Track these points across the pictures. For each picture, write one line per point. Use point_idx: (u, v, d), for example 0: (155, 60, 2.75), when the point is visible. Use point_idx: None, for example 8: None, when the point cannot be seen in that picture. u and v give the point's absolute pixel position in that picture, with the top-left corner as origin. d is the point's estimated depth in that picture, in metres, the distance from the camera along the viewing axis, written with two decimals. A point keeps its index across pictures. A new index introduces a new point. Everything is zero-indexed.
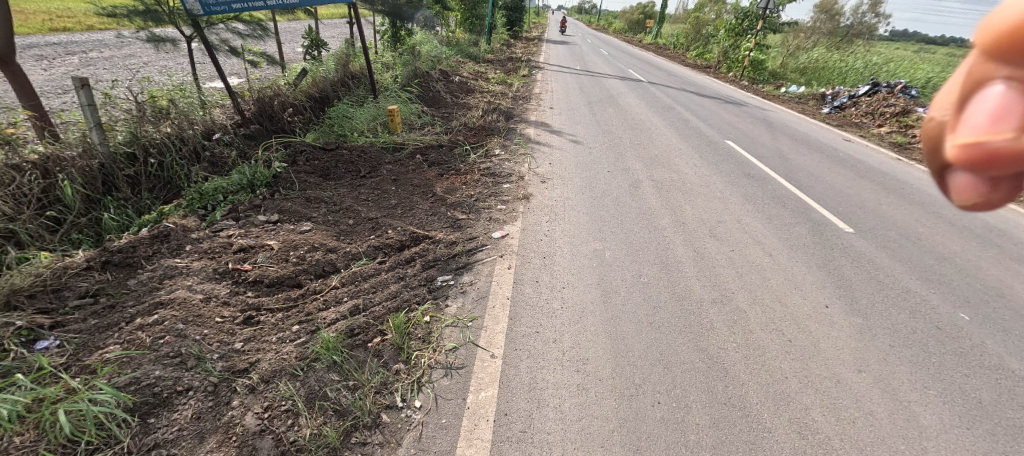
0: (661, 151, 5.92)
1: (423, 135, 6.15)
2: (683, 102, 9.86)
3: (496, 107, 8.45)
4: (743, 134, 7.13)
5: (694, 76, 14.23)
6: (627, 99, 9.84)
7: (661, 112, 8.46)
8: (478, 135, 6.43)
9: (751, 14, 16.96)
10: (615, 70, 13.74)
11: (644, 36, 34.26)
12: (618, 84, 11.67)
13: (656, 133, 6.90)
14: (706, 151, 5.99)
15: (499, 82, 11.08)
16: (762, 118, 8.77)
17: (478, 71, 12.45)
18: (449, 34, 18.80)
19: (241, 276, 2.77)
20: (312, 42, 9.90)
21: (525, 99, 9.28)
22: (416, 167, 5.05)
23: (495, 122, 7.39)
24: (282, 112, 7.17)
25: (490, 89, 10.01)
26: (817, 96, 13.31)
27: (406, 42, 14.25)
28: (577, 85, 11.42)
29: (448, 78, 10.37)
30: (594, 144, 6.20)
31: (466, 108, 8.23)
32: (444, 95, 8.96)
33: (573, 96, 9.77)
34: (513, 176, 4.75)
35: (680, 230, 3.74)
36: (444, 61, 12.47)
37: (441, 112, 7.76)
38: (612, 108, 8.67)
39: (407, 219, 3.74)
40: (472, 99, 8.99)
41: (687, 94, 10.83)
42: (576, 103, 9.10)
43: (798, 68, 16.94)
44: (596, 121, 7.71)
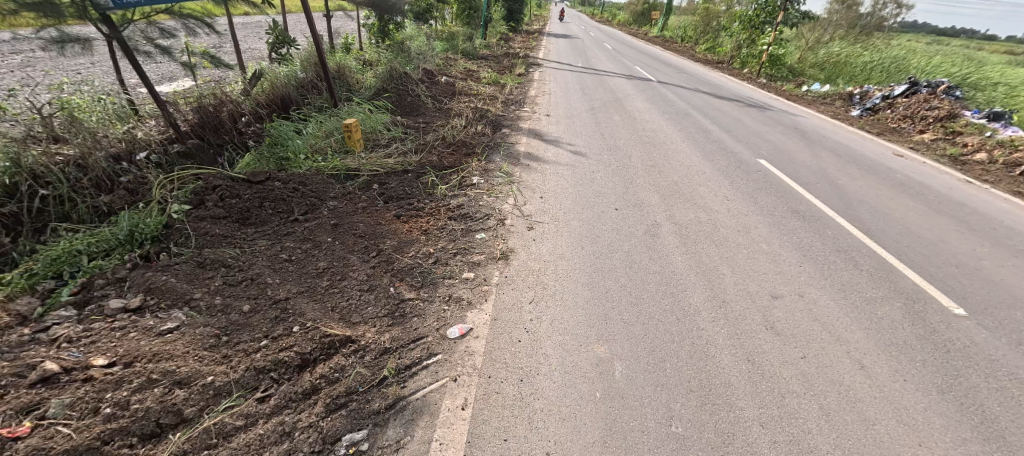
0: (681, 175, 4.76)
1: (388, 156, 5.03)
2: (699, 106, 8.66)
3: (484, 114, 7.32)
4: (776, 148, 5.96)
5: (708, 73, 13.00)
6: (635, 101, 8.64)
7: (676, 119, 7.27)
8: (457, 153, 5.31)
9: (768, 5, 15.68)
10: (621, 67, 12.54)
11: (650, 29, 32.86)
12: (625, 84, 10.48)
13: (672, 147, 5.72)
14: (736, 174, 4.83)
15: (491, 82, 9.91)
16: (793, 125, 7.57)
17: (469, 70, 11.28)
18: (444, 29, 17.66)
19: (9, 449, 1.65)
20: (277, 38, 8.73)
21: (518, 104, 8.12)
22: (366, 204, 3.93)
23: (480, 134, 6.26)
24: (229, 124, 6.07)
25: (480, 92, 8.88)
26: (844, 96, 12.08)
27: (394, 38, 13.11)
28: (579, 85, 10.19)
29: (432, 80, 9.20)
30: (599, 164, 5.03)
31: (448, 116, 7.09)
32: (424, 100, 7.81)
33: (575, 99, 8.58)
34: (490, 219, 3.63)
35: (721, 314, 2.62)
36: (431, 59, 11.29)
37: (419, 122, 6.63)
38: (618, 114, 7.48)
39: (330, 299, 2.62)
40: (457, 103, 7.84)
41: (702, 95, 9.61)
42: (577, 108, 7.91)
43: (818, 64, 15.67)
44: (600, 129, 6.52)
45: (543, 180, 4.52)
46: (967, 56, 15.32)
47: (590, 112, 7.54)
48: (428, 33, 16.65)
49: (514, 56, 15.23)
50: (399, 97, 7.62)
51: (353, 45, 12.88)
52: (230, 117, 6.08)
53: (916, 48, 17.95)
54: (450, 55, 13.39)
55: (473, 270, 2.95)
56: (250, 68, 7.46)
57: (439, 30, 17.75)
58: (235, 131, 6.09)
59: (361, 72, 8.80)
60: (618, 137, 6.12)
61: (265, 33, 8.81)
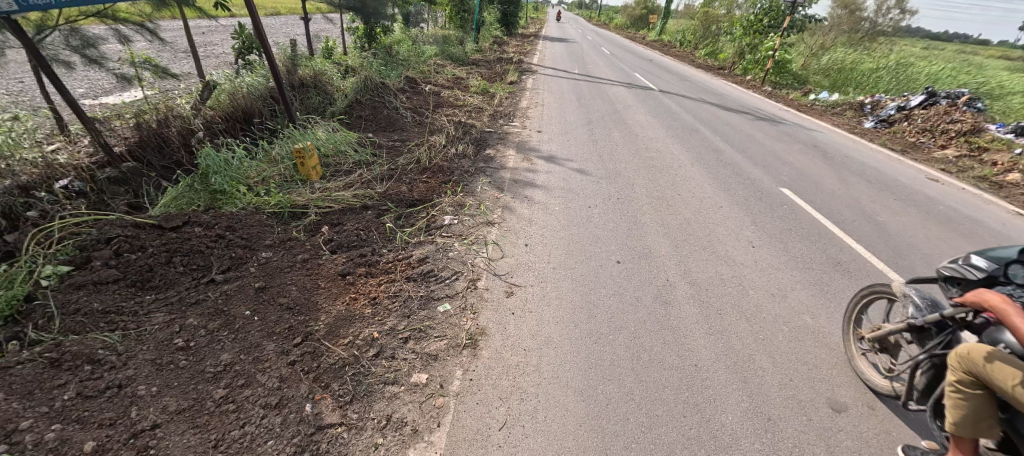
0: (694, 211, 4.01)
1: (348, 186, 4.27)
2: (705, 119, 7.94)
3: (468, 128, 6.58)
4: (798, 172, 5.22)
5: (711, 81, 12.32)
6: (633, 113, 7.91)
7: (681, 134, 6.54)
8: (431, 181, 4.56)
9: (771, 10, 15.09)
10: (620, 74, 11.85)
11: (648, 33, 32.37)
12: (624, 93, 9.75)
13: (679, 172, 4.98)
14: (758, 209, 4.09)
15: (480, 92, 9.16)
16: (810, 142, 6.86)
17: (457, 78, 10.53)
18: (435, 33, 16.97)
19: None
20: (243, 42, 7.94)
21: (507, 116, 7.36)
22: (306, 256, 3.16)
23: (462, 150, 5.48)
24: (176, 139, 5.22)
25: (467, 103, 8.14)
26: (855, 106, 11.39)
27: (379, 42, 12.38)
28: (574, 95, 9.45)
29: (414, 89, 8.45)
30: (596, 194, 4.27)
31: (427, 131, 6.33)
32: (402, 112, 7.04)
33: (569, 111, 7.82)
34: (459, 280, 2.87)
35: (767, 445, 1.87)
36: (417, 65, 10.55)
37: (393, 140, 5.87)
38: (618, 128, 6.73)
39: (215, 427, 1.86)
40: (439, 117, 7.08)
41: (708, 106, 8.87)
42: (571, 120, 7.15)
43: (825, 70, 15.00)
44: (597, 146, 5.77)
45: (530, 217, 3.76)
46: (978, 63, 14.73)
47: (586, 126, 6.77)
48: (419, 37, 15.97)
49: (506, 61, 14.51)
50: (374, 110, 6.86)
51: (334, 51, 12.11)
52: (178, 132, 5.26)
53: (923, 54, 17.38)
54: (439, 60, 12.68)
55: (428, 367, 2.19)
56: (206, 76, 6.67)
57: (429, 35, 17.05)
58: (183, 144, 5.27)
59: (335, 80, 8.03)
60: (618, 158, 5.36)
61: (230, 36, 8.01)
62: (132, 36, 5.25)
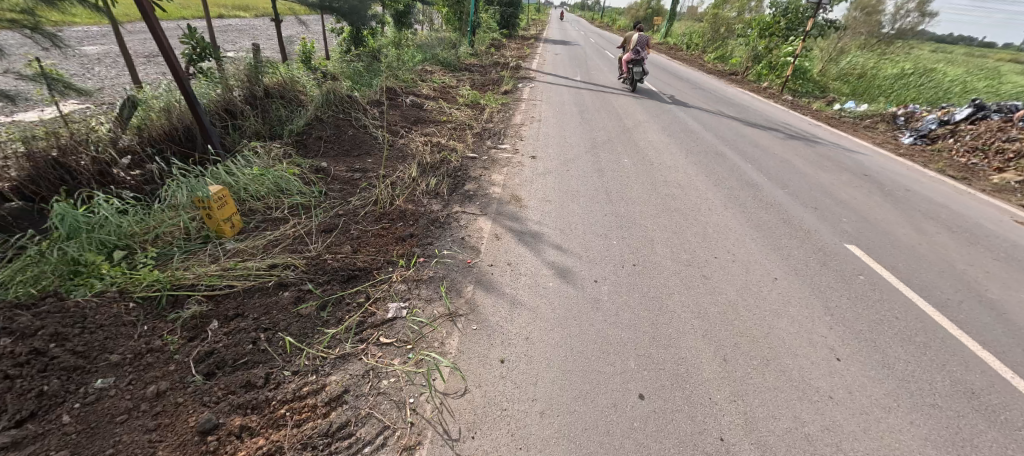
0: (740, 285, 2.92)
1: (270, 246, 3.17)
2: (727, 134, 6.81)
3: (448, 150, 5.50)
4: (857, 216, 4.11)
5: (725, 90, 11.23)
6: (645, 130, 6.79)
7: (704, 159, 5.42)
8: (386, 235, 3.45)
9: (788, 11, 13.95)
10: (626, 82, 10.76)
11: (653, 35, 31.31)
12: (631, 105, 8.64)
13: (709, 217, 3.87)
14: (826, 284, 2.98)
15: (468, 103, 8.07)
16: (855, 166, 5.73)
17: (445, 86, 9.44)
18: (428, 36, 15.93)
19: None
20: (194, 47, 6.87)
21: (496, 134, 6.25)
22: (163, 386, 2.06)
23: (435, 185, 4.37)
24: (87, 167, 3.69)
25: (452, 117, 7.07)
26: (886, 118, 10.28)
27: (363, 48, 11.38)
28: (575, 106, 8.32)
29: (391, 102, 7.34)
30: (604, 260, 3.17)
31: (397, 158, 5.23)
32: (371, 129, 5.92)
33: (570, 127, 6.71)
34: (384, 450, 1.79)
35: None
36: (400, 72, 9.46)
37: (352, 170, 4.78)
38: (626, 151, 5.65)
39: None
40: (415, 137, 5.98)
41: (727, 120, 7.78)
42: (573, 140, 6.04)
43: (847, 75, 13.84)
44: (603, 179, 4.66)
45: (510, 306, 2.66)
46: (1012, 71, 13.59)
47: (590, 149, 5.66)
48: (411, 41, 14.94)
49: (502, 67, 13.41)
50: (336, 128, 5.75)
51: (312, 56, 11.04)
52: (88, 159, 3.71)
53: (949, 59, 16.21)
54: (429, 67, 11.64)
55: None
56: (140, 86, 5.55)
57: (421, 38, 16.00)
58: (95, 174, 3.73)
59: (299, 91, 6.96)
60: (631, 196, 4.25)
61: (178, 40, 6.94)
62: (9, 45, 3.90)
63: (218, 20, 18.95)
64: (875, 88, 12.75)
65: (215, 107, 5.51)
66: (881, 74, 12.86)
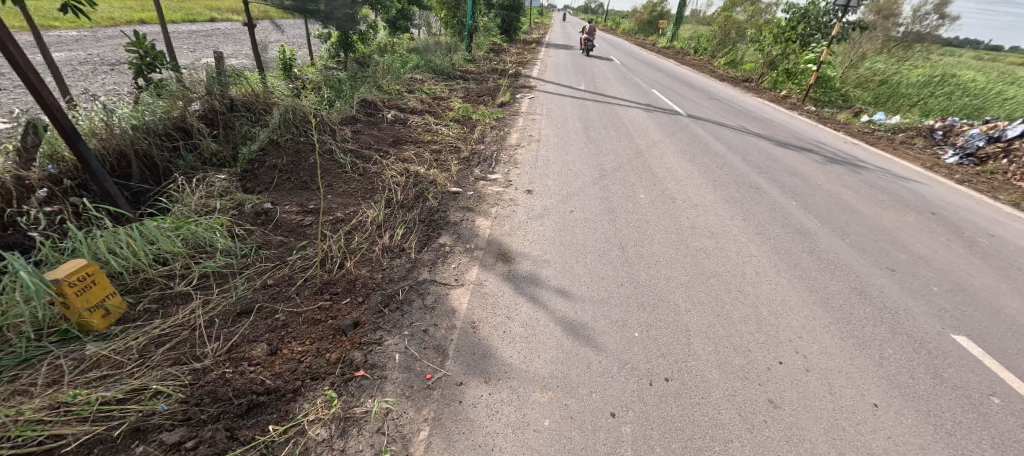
0: (827, 420, 1.99)
1: (152, 349, 2.26)
2: (758, 155, 5.83)
3: (427, 181, 4.57)
4: (950, 282, 3.15)
5: (742, 100, 10.31)
6: (661, 150, 5.83)
7: (736, 193, 4.47)
8: (320, 323, 2.51)
9: (807, 15, 12.96)
10: (635, 92, 9.81)
11: (659, 39, 30.33)
12: (642, 119, 7.67)
13: (759, 286, 2.92)
14: (949, 418, 2.04)
15: (459, 118, 7.17)
16: (917, 201, 4.76)
17: (434, 98, 8.49)
18: (423, 42, 15.07)
19: None
20: (142, 57, 5.99)
21: (487, 159, 5.28)
22: None
23: (401, 236, 3.41)
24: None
25: (438, 135, 6.17)
26: (922, 132, 9.32)
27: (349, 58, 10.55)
28: (580, 120, 7.34)
29: (368, 119, 6.39)
30: (625, 370, 2.22)
31: (362, 195, 4.29)
32: (337, 154, 4.98)
33: (574, 148, 5.75)
34: None
35: None
36: (385, 82, 8.55)
37: (302, 213, 3.84)
38: (641, 181, 4.72)
39: None
40: (389, 164, 5.03)
41: (751, 137, 6.85)
42: (577, 166, 5.09)
43: (871, 82, 12.81)
44: (616, 224, 3.72)
45: None
46: None
47: (598, 179, 4.70)
48: (403, 48, 14.08)
49: (500, 74, 12.46)
50: (294, 151, 4.80)
51: (292, 63, 10.12)
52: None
53: (980, 65, 15.10)
54: (420, 75, 10.74)
55: None
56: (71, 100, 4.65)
57: (415, 44, 15.09)
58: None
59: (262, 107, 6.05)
60: (654, 253, 3.30)
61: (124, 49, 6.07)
62: None
63: (206, 25, 18.18)
64: (904, 97, 11.72)
65: (157, 128, 4.63)
66: (910, 81, 11.82)
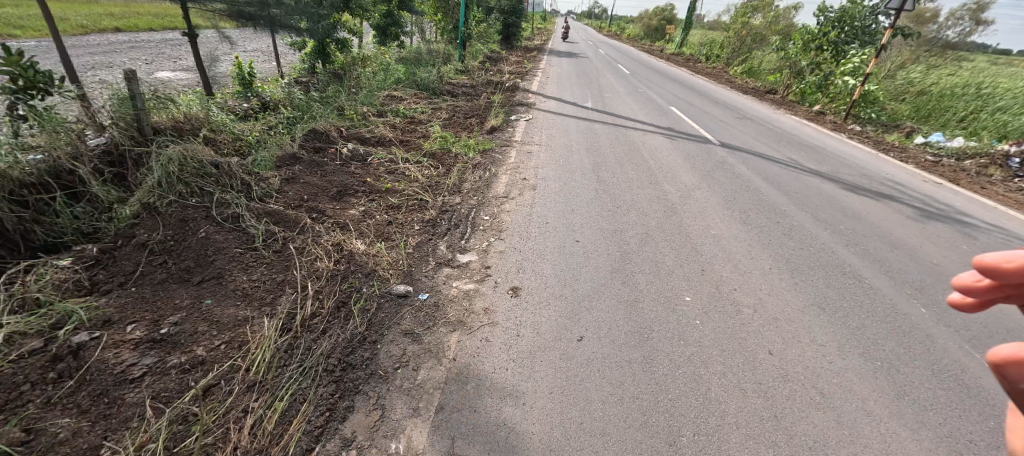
0: None
1: None
2: (830, 208, 4.33)
3: (361, 266, 3.08)
4: None
5: (777, 120, 8.82)
6: (699, 201, 4.34)
7: (829, 288, 2.96)
8: None
9: (843, 19, 11.47)
10: (651, 111, 8.35)
11: (668, 45, 28.76)
12: (665, 150, 6.17)
13: None
14: None
15: (434, 151, 5.71)
16: None
17: (411, 122, 7.02)
18: (412, 52, 13.71)
19: None
20: None
21: (459, 222, 3.78)
22: None
23: (279, 419, 1.95)
24: None
25: (402, 180, 4.71)
26: (996, 158, 7.74)
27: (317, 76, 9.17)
28: (588, 152, 5.84)
29: (312, 159, 4.92)
30: None
31: (258, 300, 2.82)
32: (245, 219, 3.51)
33: (582, 201, 4.26)
34: None
35: None
36: (352, 104, 7.11)
37: (144, 347, 2.38)
38: (681, 262, 3.22)
39: None
40: (319, 235, 3.55)
41: (807, 176, 5.34)
42: (586, 236, 3.58)
43: (912, 93, 11.22)
44: (657, 373, 2.22)
45: None
46: None
47: (618, 261, 3.21)
48: (389, 58, 12.70)
49: (496, 88, 10.97)
50: (179, 218, 3.33)
51: (253, 79, 8.71)
52: None
53: None
54: (401, 90, 9.31)
55: None
56: None
57: (404, 53, 13.68)
58: None
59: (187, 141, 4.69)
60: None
61: None
62: None
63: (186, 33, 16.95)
64: (953, 112, 10.13)
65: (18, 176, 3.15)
66: (964, 94, 10.23)
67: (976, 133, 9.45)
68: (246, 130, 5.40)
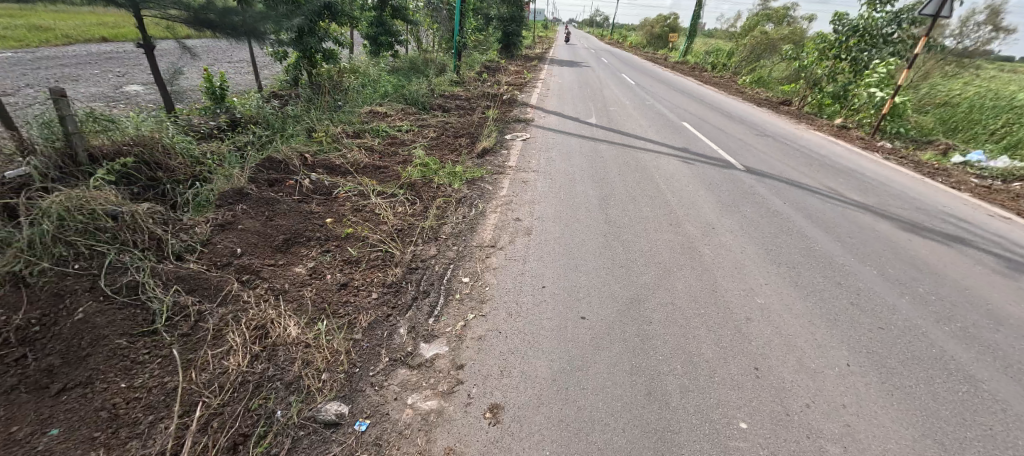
0: None
1: None
2: (897, 259, 3.47)
3: (285, 365, 2.25)
4: None
5: (801, 138, 7.98)
6: (734, 249, 3.49)
7: (940, 404, 2.11)
8: None
9: (862, 27, 10.65)
10: (661, 129, 7.54)
11: (673, 54, 27.99)
12: (683, 175, 5.34)
13: None
14: None
15: (413, 180, 4.88)
16: None
17: (392, 143, 6.20)
18: (405, 63, 12.96)
19: None
20: None
21: (428, 287, 2.92)
22: None
23: None
24: None
25: (369, 221, 3.89)
26: None
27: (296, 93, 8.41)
28: (593, 181, 4.99)
29: (262, 193, 4.07)
30: None
31: (128, 427, 1.98)
32: (144, 289, 2.68)
33: (587, 252, 3.42)
34: None
35: None
36: (326, 123, 6.31)
37: None
38: (725, 353, 2.39)
39: None
40: (242, 309, 2.71)
41: (854, 211, 4.49)
42: (593, 309, 2.73)
43: (936, 105, 10.34)
44: None
45: None
46: None
47: (639, 354, 2.37)
48: (378, 68, 11.90)
49: (492, 101, 10.17)
50: (53, 290, 2.47)
51: (225, 92, 7.93)
52: None
53: None
54: (387, 105, 8.51)
55: None
56: None
57: (397, 63, 12.93)
58: None
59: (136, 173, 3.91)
60: None
61: None
62: None
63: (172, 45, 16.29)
64: (983, 125, 9.24)
65: None
66: (993, 104, 9.37)
67: (1010, 149, 8.50)
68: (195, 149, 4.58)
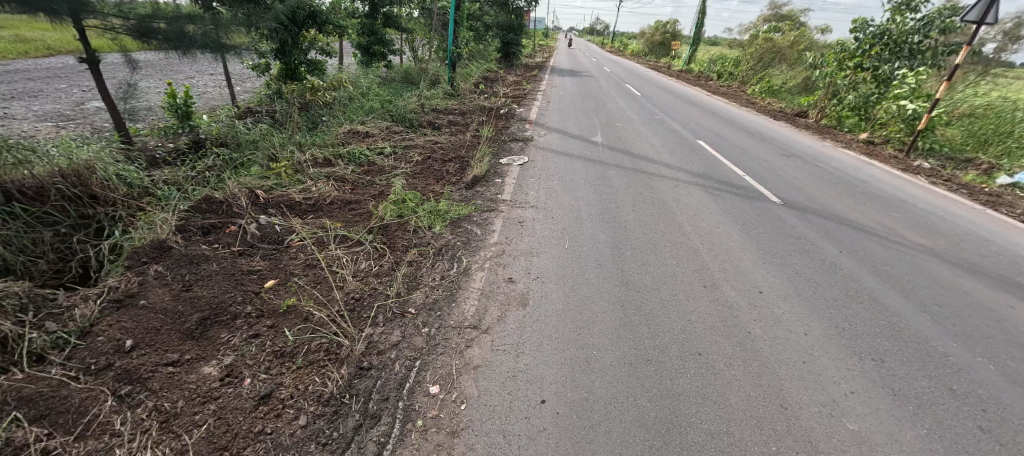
0: None
1: None
2: (1011, 344, 2.63)
3: None
4: None
5: (830, 158, 7.16)
6: (795, 329, 2.64)
7: None
8: None
9: (891, 32, 9.81)
10: (676, 149, 6.74)
11: (676, 62, 27.26)
12: (711, 210, 4.48)
13: None
14: None
15: (386, 220, 4.03)
16: None
17: (369, 170, 5.38)
18: (398, 74, 12.19)
19: None
20: None
21: (380, 405, 2.09)
22: None
23: None
24: None
25: (320, 284, 3.04)
26: None
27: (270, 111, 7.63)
28: (603, 221, 4.15)
29: (189, 247, 3.24)
30: None
31: None
32: None
33: (601, 335, 2.57)
34: None
35: None
36: (294, 147, 5.48)
37: None
38: None
39: None
40: (105, 448, 1.88)
41: (926, 260, 3.65)
42: (614, 450, 1.90)
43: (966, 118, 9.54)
44: None
45: None
46: None
47: None
48: (367, 79, 11.10)
49: (488, 116, 9.35)
50: None
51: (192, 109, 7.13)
52: None
53: None
54: (371, 122, 7.72)
55: None
56: None
57: (390, 74, 12.12)
58: None
59: (60, 209, 3.24)
60: None
61: None
62: None
63: None
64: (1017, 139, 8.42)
65: None
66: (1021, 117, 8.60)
67: None
68: (133, 176, 3.79)
